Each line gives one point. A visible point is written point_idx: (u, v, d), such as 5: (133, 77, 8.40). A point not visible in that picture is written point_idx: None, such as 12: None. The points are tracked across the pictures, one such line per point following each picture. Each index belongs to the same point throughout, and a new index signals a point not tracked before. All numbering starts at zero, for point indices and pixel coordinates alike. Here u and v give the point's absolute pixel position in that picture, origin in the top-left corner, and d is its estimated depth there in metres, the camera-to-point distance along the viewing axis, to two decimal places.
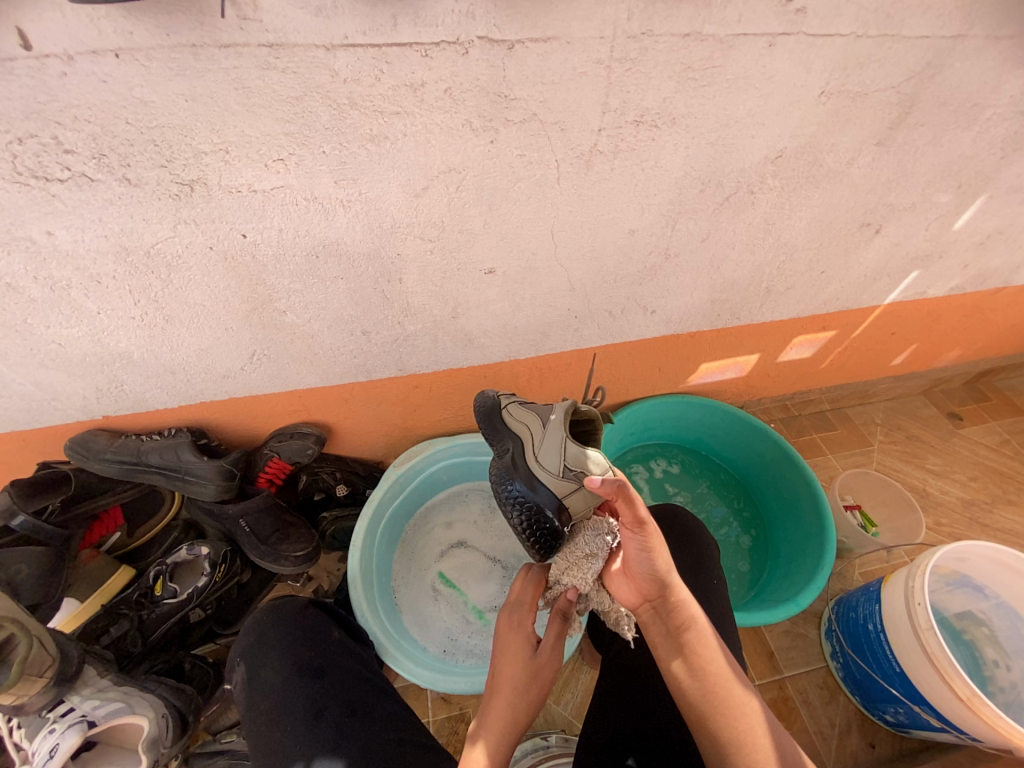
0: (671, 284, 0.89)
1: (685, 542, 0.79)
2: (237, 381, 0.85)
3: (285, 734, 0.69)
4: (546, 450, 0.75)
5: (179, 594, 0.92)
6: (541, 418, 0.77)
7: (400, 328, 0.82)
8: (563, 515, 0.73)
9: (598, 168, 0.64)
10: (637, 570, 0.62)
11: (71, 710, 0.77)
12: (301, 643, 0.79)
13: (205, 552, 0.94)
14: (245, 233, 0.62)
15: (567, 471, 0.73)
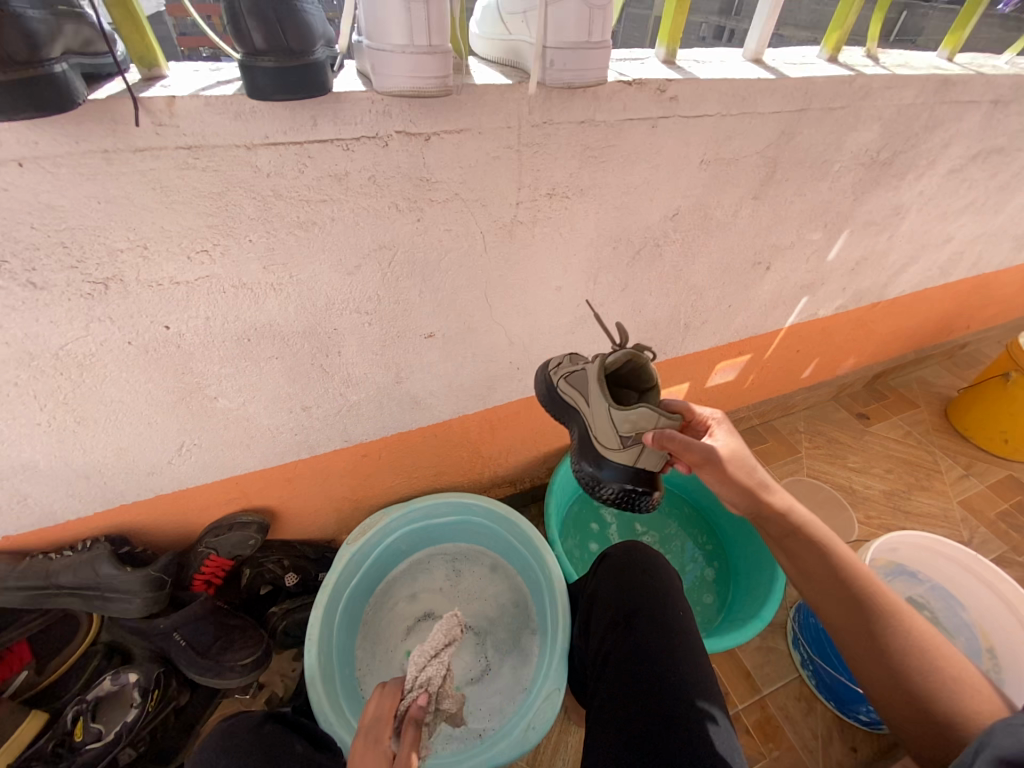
0: (602, 330, 0.95)
1: (648, 578, 0.81)
2: (165, 477, 0.78)
3: None
4: (598, 425, 0.76)
5: (104, 736, 0.79)
6: (584, 393, 0.78)
7: (343, 399, 0.80)
8: (645, 482, 0.77)
9: (520, 235, 0.70)
10: (723, 494, 0.68)
11: None
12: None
13: (134, 679, 0.83)
14: (168, 325, 0.59)
15: (626, 441, 0.74)
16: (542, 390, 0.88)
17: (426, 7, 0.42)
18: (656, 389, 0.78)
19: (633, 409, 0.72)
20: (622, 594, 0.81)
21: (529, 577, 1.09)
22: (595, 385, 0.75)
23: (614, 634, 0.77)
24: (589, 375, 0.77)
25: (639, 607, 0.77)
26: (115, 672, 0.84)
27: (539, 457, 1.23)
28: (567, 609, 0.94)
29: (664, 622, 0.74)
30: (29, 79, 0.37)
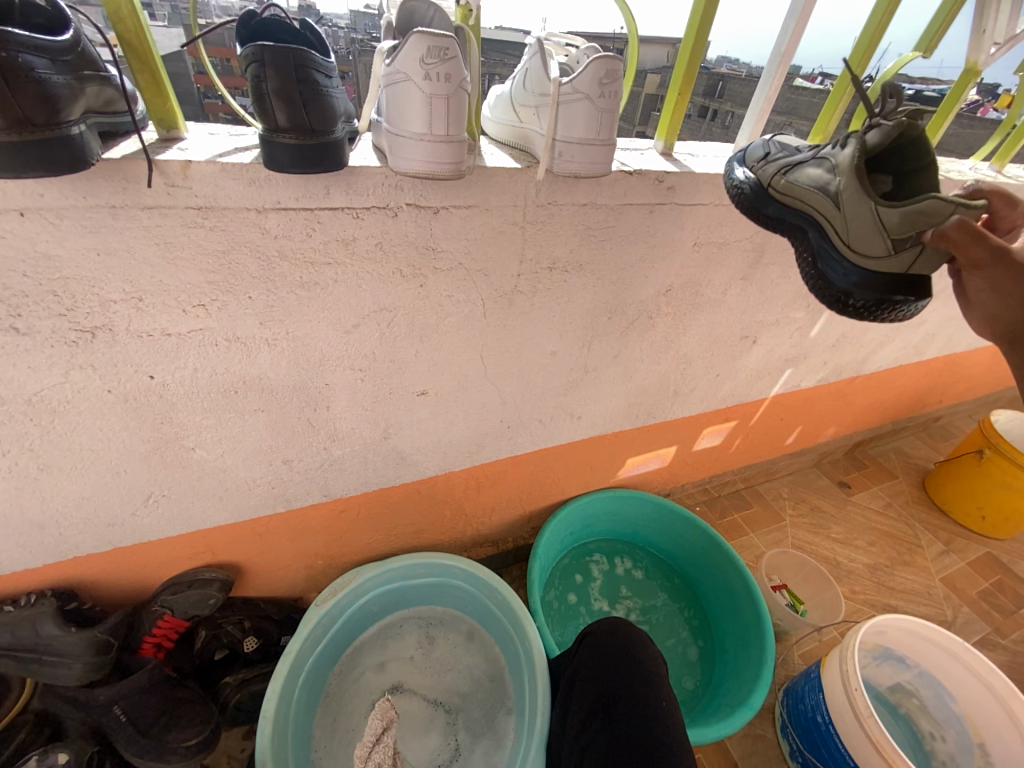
0: (594, 393, 0.95)
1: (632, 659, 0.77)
2: (126, 528, 0.73)
3: None
4: (851, 229, 0.55)
5: None
6: (825, 198, 0.56)
7: (327, 453, 0.78)
8: (908, 287, 0.57)
9: (520, 304, 0.71)
10: (986, 297, 0.53)
11: None
12: None
13: (63, 759, 0.74)
14: (153, 374, 0.58)
15: (898, 243, 0.54)
16: (748, 196, 0.61)
17: (446, 102, 0.44)
18: (931, 168, 0.57)
19: (919, 202, 0.52)
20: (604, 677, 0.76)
21: (506, 648, 1.03)
22: (855, 184, 0.54)
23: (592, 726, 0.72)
24: (833, 172, 0.56)
25: (619, 695, 0.73)
26: (41, 750, 0.74)
27: (524, 516, 1.19)
28: (547, 690, 0.88)
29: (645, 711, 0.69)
30: (44, 140, 0.37)
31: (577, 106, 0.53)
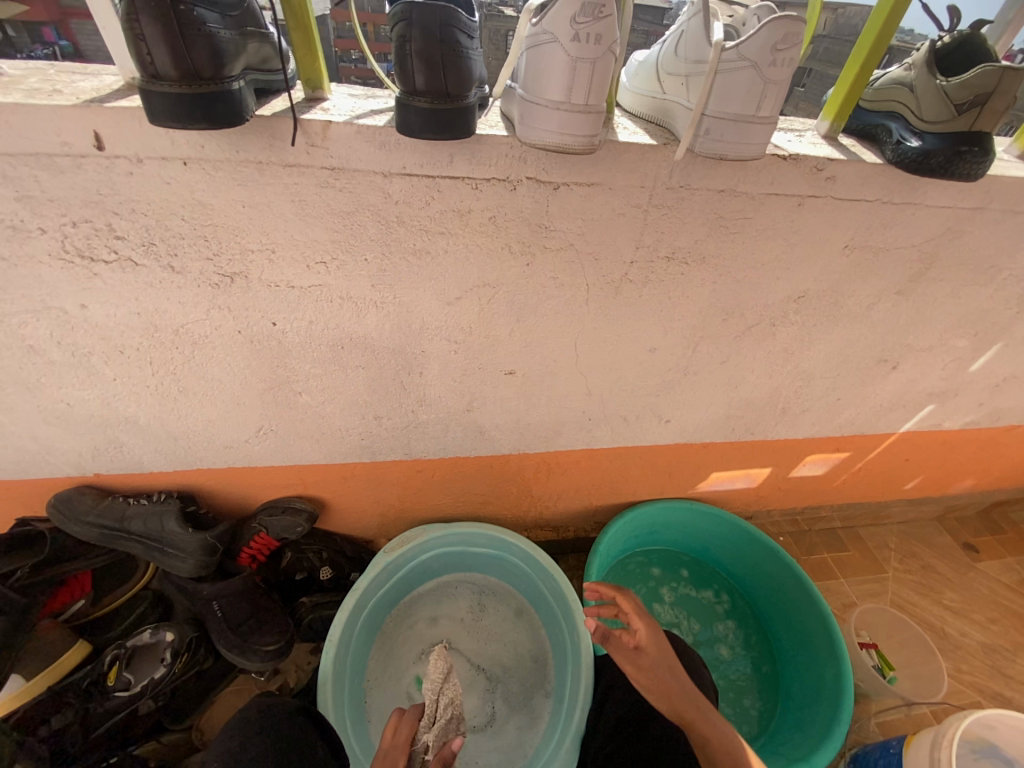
0: (689, 398, 0.88)
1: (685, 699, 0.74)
2: (238, 452, 0.83)
3: None
4: (920, 104, 0.54)
5: (132, 687, 0.75)
6: (897, 87, 0.56)
7: (413, 416, 0.81)
8: (976, 144, 0.52)
9: (627, 293, 0.66)
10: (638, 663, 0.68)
11: None
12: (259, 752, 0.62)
13: (170, 637, 0.79)
14: (275, 322, 0.63)
15: (961, 105, 0.51)
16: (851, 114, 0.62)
17: (592, 68, 0.41)
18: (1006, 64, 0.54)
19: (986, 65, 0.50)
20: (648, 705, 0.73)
21: (552, 634, 1.04)
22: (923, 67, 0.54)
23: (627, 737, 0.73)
24: (909, 69, 0.56)
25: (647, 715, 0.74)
26: (155, 625, 0.80)
27: (589, 509, 1.17)
28: (591, 689, 0.87)
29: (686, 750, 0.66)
30: (209, 93, 0.40)
31: (738, 76, 0.46)
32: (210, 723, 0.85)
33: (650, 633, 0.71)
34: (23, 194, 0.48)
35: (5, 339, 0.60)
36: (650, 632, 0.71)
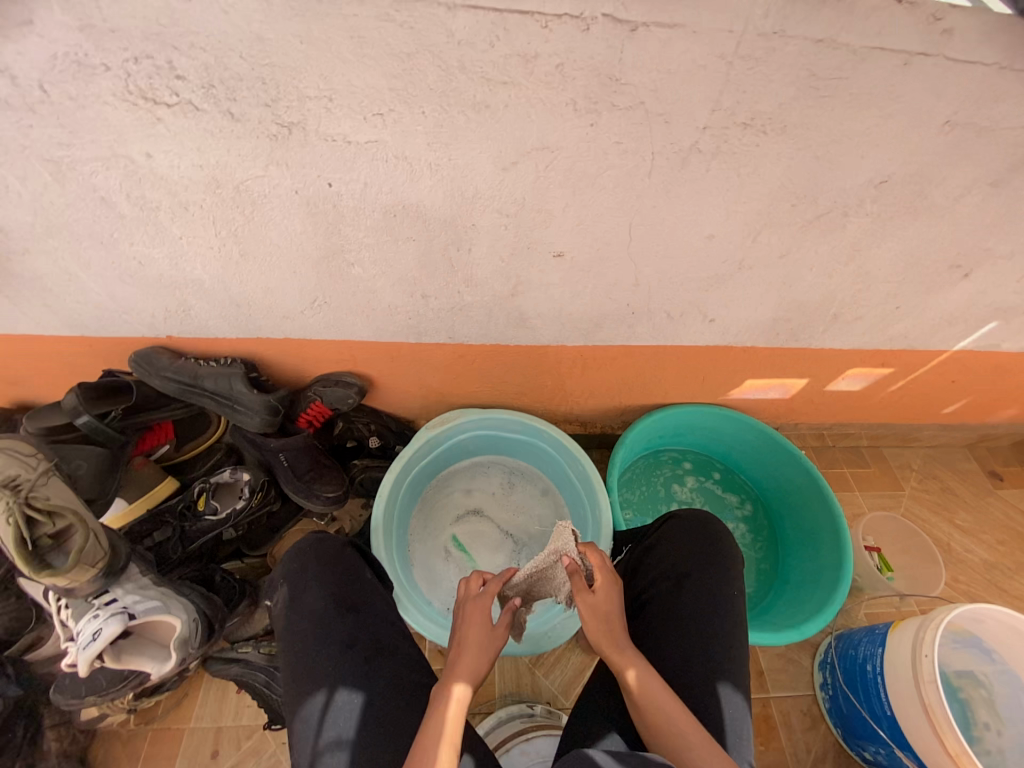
0: (738, 296, 0.86)
1: (723, 584, 0.69)
2: (294, 324, 0.87)
3: (315, 658, 0.57)
4: None
5: (219, 513, 0.88)
6: None
7: (460, 297, 0.83)
8: None
9: (693, 167, 0.62)
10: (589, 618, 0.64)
11: (113, 601, 0.70)
12: (332, 574, 0.63)
13: (247, 477, 0.90)
14: (331, 183, 0.63)
15: None
16: None
17: None
18: None
19: None
20: (681, 578, 0.71)
21: (575, 510, 1.14)
22: None
23: (663, 589, 0.71)
24: None
25: (691, 573, 0.71)
26: (232, 467, 0.91)
27: (619, 408, 1.21)
28: (608, 553, 0.98)
29: (711, 633, 0.66)
30: None
31: None
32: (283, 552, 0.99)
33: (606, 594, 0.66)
34: (83, 21, 0.46)
35: (78, 188, 0.63)
36: (609, 589, 0.66)
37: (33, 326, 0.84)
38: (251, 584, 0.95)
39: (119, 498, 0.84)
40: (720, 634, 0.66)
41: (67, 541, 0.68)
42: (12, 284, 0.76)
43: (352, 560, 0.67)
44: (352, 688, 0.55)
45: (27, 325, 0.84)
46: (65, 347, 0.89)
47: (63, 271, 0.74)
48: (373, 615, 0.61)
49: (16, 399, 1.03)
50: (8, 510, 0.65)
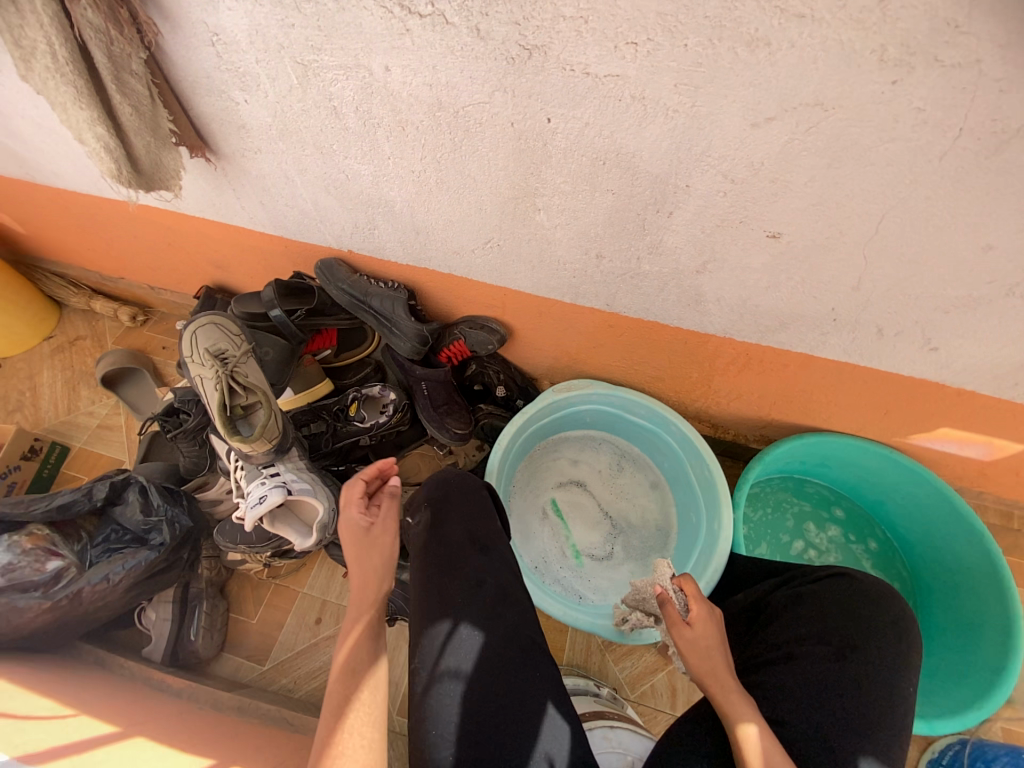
0: (985, 327, 0.69)
1: (889, 674, 0.63)
2: (462, 260, 0.88)
3: (447, 586, 0.59)
4: None
5: (365, 423, 0.98)
6: None
7: (637, 263, 0.76)
8: None
9: (1013, 154, 0.48)
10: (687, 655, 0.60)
11: (277, 473, 0.80)
12: (473, 513, 0.66)
13: (394, 397, 0.98)
14: (551, 118, 0.59)
15: None
16: None
17: None
18: None
19: None
20: (843, 649, 0.64)
21: (685, 513, 1.07)
22: None
23: (819, 647, 0.64)
24: None
25: (857, 645, 0.64)
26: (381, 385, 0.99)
27: (762, 419, 1.08)
28: (720, 570, 0.91)
29: (860, 716, 0.60)
30: None
31: None
32: (403, 470, 1.08)
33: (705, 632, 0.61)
34: None
35: (317, 95, 0.66)
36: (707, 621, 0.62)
37: (247, 220, 0.94)
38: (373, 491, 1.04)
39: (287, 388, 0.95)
40: (869, 718, 0.60)
41: (253, 415, 0.81)
42: (242, 180, 0.85)
43: (484, 501, 0.68)
44: (471, 622, 0.57)
45: (243, 218, 0.94)
46: (266, 243, 1.00)
47: (283, 174, 0.81)
48: (498, 560, 0.63)
49: (219, 280, 1.20)
50: (218, 379, 0.79)
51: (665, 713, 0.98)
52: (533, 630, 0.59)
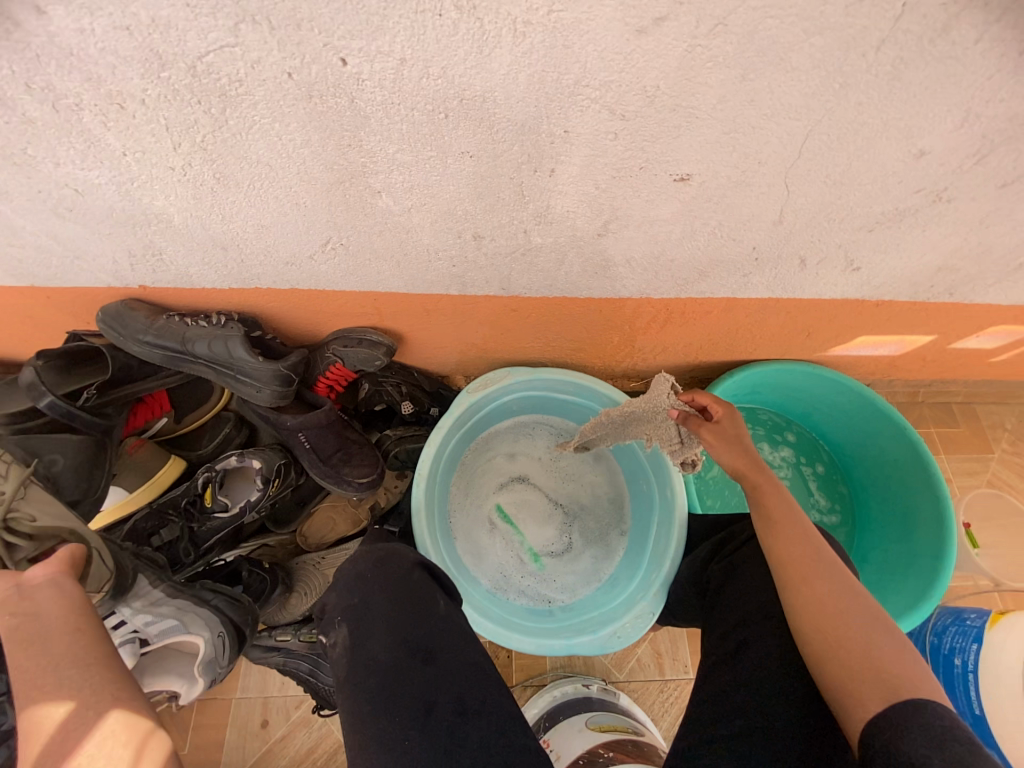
0: (907, 238, 0.62)
1: None
2: (301, 271, 0.66)
3: (389, 736, 0.46)
4: None
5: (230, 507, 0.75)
6: None
7: (524, 238, 0.59)
8: None
9: (961, 30, 0.36)
10: (718, 452, 0.67)
11: (122, 623, 0.62)
12: (405, 617, 0.52)
13: (257, 465, 0.73)
14: (346, 58, 0.38)
15: None
16: None
17: None
18: None
19: None
20: None
21: (635, 482, 1.00)
22: None
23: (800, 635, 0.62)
24: None
25: None
26: (240, 450, 0.74)
27: (689, 365, 1.01)
28: (683, 540, 0.83)
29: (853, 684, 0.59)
30: None
31: None
32: (313, 529, 0.88)
33: (728, 427, 0.68)
34: None
35: None
36: (731, 416, 0.69)
37: None
38: (282, 568, 0.85)
39: (115, 488, 0.72)
40: None
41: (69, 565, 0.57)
42: None
43: (414, 590, 0.54)
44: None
45: None
46: (13, 299, 0.70)
47: None
48: (448, 666, 0.50)
49: None
50: None
51: (655, 681, 0.96)
52: (507, 736, 0.47)
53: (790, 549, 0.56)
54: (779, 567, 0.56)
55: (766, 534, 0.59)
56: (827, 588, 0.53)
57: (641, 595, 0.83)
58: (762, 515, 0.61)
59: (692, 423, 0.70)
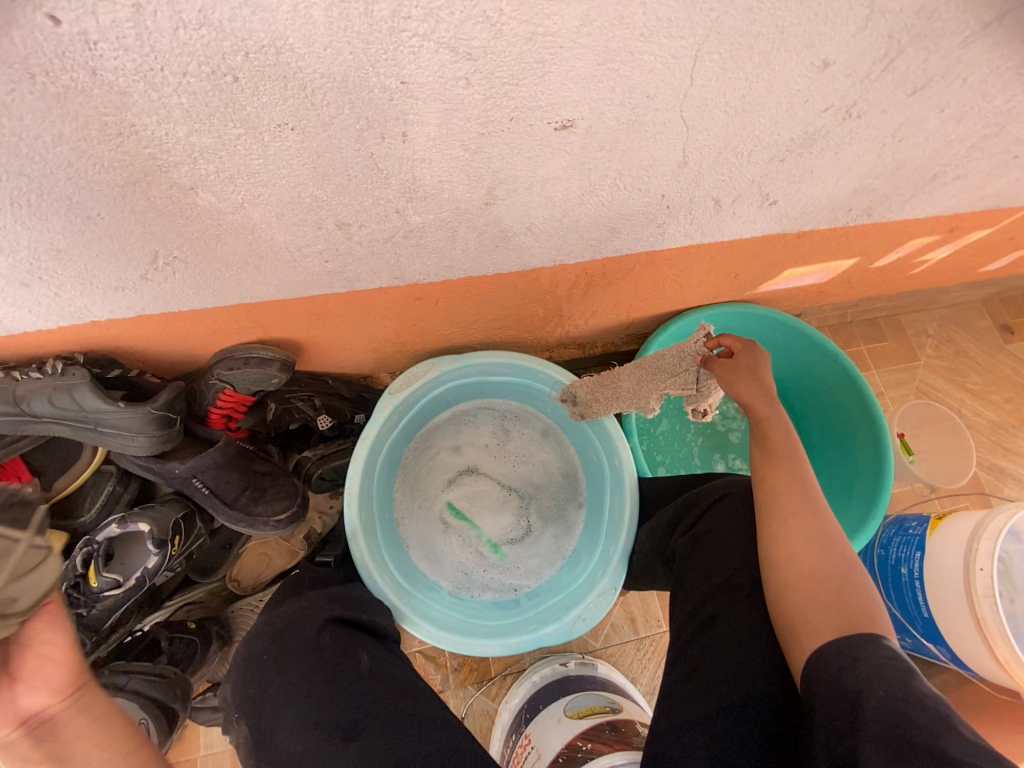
0: (820, 163, 0.57)
1: None
2: (139, 296, 0.54)
3: None
4: None
5: (125, 582, 0.64)
6: None
7: (400, 219, 0.50)
8: None
9: None
10: (737, 384, 0.66)
11: None
12: (321, 698, 0.54)
13: (147, 529, 0.63)
14: (51, 14, 0.27)
15: None
16: None
17: None
18: None
19: None
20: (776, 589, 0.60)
21: (585, 453, 0.96)
22: None
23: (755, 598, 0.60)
24: None
25: None
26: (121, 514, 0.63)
27: (623, 324, 0.96)
28: (636, 506, 0.81)
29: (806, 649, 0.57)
30: None
31: None
32: (245, 570, 0.80)
33: (749, 362, 0.67)
34: None
35: None
36: (750, 352, 0.68)
37: None
38: (215, 620, 0.77)
39: None
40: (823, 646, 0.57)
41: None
42: None
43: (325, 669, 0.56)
44: None
45: None
46: None
47: None
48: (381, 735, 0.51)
49: None
50: None
51: (631, 642, 0.96)
52: None
53: (781, 481, 0.55)
54: (765, 494, 0.55)
55: (760, 463, 0.58)
56: (801, 526, 0.51)
57: (603, 571, 0.81)
58: (762, 449, 0.59)
59: (714, 365, 0.71)
